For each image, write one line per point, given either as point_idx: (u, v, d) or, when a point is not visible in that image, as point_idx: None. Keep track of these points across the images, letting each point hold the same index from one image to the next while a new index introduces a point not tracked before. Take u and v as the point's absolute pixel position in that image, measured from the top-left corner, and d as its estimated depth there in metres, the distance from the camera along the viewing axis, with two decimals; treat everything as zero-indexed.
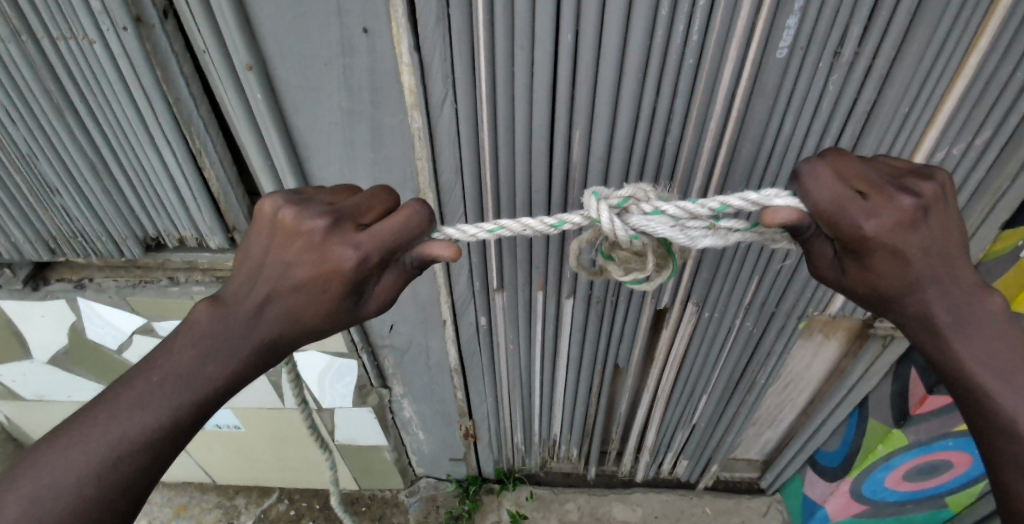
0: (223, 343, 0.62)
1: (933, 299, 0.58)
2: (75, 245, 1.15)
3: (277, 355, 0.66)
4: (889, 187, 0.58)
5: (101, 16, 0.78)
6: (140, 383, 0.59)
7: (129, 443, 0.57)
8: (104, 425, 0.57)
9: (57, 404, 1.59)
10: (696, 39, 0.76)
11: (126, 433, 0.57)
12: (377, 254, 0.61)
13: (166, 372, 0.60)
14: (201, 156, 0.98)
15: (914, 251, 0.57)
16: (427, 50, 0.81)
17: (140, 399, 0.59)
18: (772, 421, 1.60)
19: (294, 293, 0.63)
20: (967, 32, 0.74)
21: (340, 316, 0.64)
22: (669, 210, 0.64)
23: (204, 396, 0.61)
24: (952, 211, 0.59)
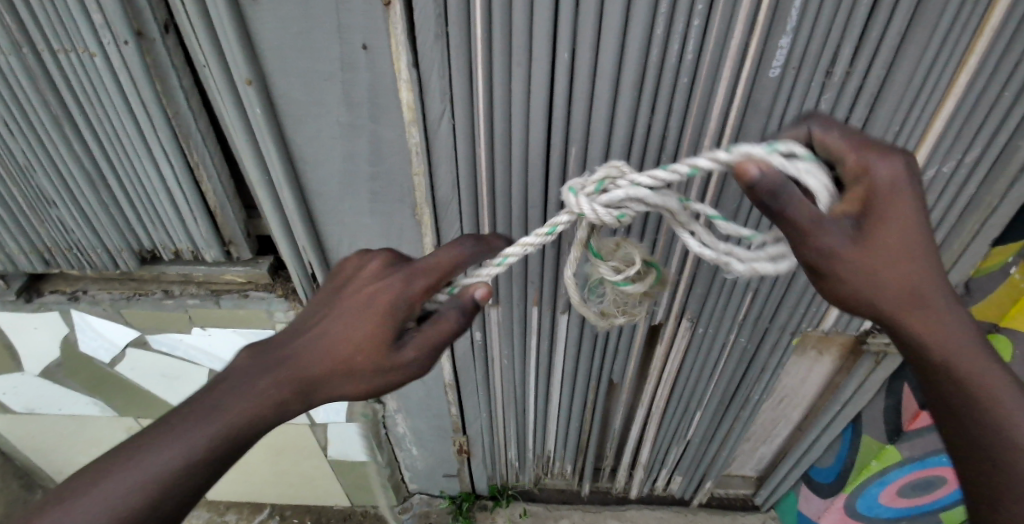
0: (255, 393, 0.64)
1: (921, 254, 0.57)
2: (71, 257, 1.15)
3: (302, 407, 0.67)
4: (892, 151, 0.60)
5: (103, 30, 0.79)
6: (153, 447, 0.59)
7: (146, 478, 0.58)
8: (114, 500, 0.57)
9: (47, 418, 1.57)
10: (690, 59, 0.78)
11: (146, 468, 0.58)
12: (426, 288, 0.66)
13: (184, 438, 0.60)
14: (198, 169, 0.99)
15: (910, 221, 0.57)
16: (426, 66, 0.82)
17: (154, 469, 0.58)
18: (766, 437, 1.59)
19: (337, 332, 0.66)
20: (956, 52, 0.77)
21: (379, 359, 0.65)
22: (657, 176, 0.60)
23: (226, 454, 0.62)
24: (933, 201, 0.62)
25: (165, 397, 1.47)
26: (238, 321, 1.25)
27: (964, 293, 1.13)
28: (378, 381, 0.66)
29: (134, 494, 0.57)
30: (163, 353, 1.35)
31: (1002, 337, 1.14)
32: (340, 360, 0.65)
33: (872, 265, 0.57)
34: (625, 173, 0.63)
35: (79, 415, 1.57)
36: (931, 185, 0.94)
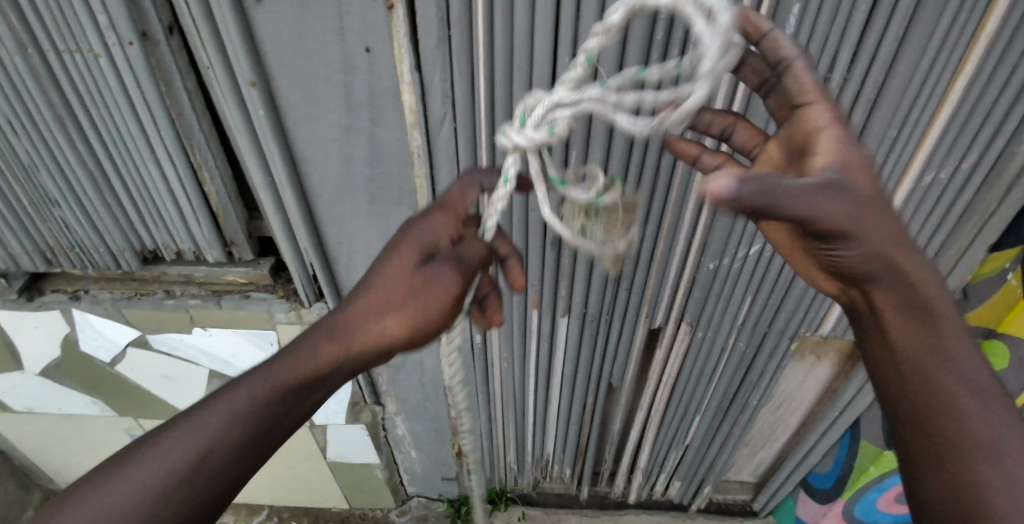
0: (293, 356, 0.65)
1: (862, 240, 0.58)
2: (73, 256, 1.15)
3: (341, 365, 0.66)
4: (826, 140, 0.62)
5: (108, 31, 0.79)
6: (190, 420, 0.59)
7: (199, 442, 0.57)
8: (151, 478, 0.55)
9: (46, 417, 1.57)
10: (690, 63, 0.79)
11: (199, 433, 0.58)
12: (450, 219, 0.70)
13: (220, 406, 0.60)
14: (201, 169, 0.99)
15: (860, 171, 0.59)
16: (428, 69, 0.83)
17: (192, 440, 0.57)
18: (765, 442, 1.59)
19: (368, 285, 0.68)
20: (953, 59, 0.77)
21: (412, 291, 0.66)
22: (568, 80, 0.58)
23: (266, 419, 0.61)
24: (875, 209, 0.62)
25: (165, 397, 1.47)
26: (239, 322, 1.25)
27: (963, 298, 1.14)
28: (413, 316, 0.66)
29: (170, 470, 0.56)
30: (163, 353, 1.35)
31: (999, 343, 1.13)
32: (371, 304, 0.67)
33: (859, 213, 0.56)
34: (539, 100, 0.61)
35: (77, 416, 1.57)
36: (928, 191, 0.95)
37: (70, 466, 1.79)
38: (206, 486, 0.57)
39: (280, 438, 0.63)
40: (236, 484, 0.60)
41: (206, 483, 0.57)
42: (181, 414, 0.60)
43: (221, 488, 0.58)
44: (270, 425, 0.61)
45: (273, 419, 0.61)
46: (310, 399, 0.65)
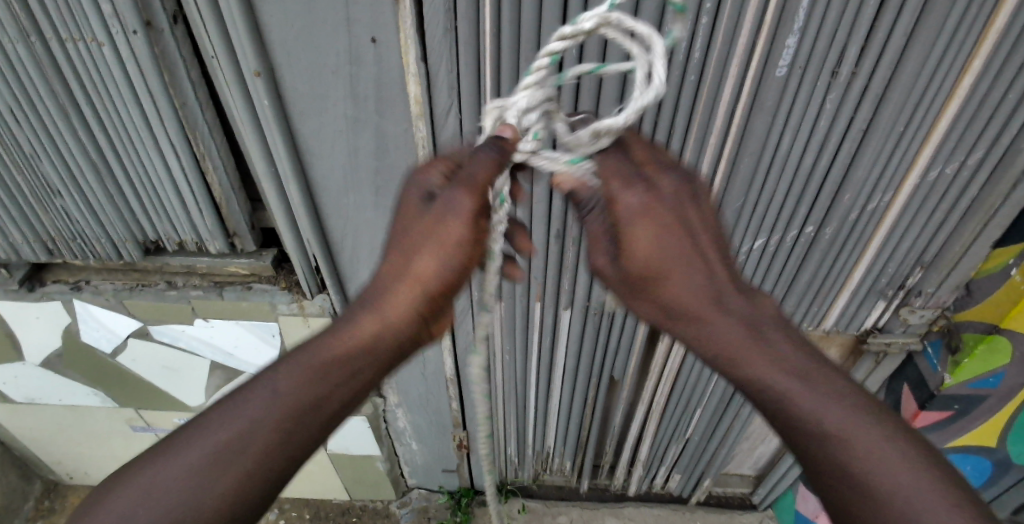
0: (321, 336, 0.65)
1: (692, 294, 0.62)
2: (74, 247, 1.15)
3: (381, 339, 0.64)
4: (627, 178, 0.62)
5: (112, 19, 0.79)
6: (231, 405, 0.60)
7: (233, 432, 0.58)
8: (193, 464, 0.57)
9: (47, 408, 1.57)
10: (698, 55, 0.79)
11: (234, 423, 0.59)
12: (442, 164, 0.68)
13: (261, 388, 0.61)
14: (204, 160, 0.99)
15: (662, 231, 0.61)
16: (434, 61, 0.83)
17: (232, 424, 0.59)
18: (765, 436, 1.58)
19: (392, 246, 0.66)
20: (961, 53, 0.77)
21: (428, 229, 0.63)
22: (530, 84, 0.56)
23: (304, 402, 0.61)
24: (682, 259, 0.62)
25: (167, 389, 1.47)
26: (241, 313, 1.25)
27: (966, 293, 1.15)
28: (436, 258, 0.63)
29: (213, 456, 0.57)
30: (164, 344, 1.35)
31: (1001, 339, 1.11)
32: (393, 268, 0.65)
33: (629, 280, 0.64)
34: (506, 104, 0.60)
35: (78, 407, 1.57)
36: (933, 187, 0.95)
37: (70, 457, 1.79)
38: (249, 473, 0.58)
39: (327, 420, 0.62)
40: (284, 469, 0.60)
41: (250, 471, 0.58)
42: (224, 400, 0.61)
43: (270, 476, 0.59)
44: (308, 409, 0.61)
45: (314, 403, 0.61)
46: (355, 374, 0.63)
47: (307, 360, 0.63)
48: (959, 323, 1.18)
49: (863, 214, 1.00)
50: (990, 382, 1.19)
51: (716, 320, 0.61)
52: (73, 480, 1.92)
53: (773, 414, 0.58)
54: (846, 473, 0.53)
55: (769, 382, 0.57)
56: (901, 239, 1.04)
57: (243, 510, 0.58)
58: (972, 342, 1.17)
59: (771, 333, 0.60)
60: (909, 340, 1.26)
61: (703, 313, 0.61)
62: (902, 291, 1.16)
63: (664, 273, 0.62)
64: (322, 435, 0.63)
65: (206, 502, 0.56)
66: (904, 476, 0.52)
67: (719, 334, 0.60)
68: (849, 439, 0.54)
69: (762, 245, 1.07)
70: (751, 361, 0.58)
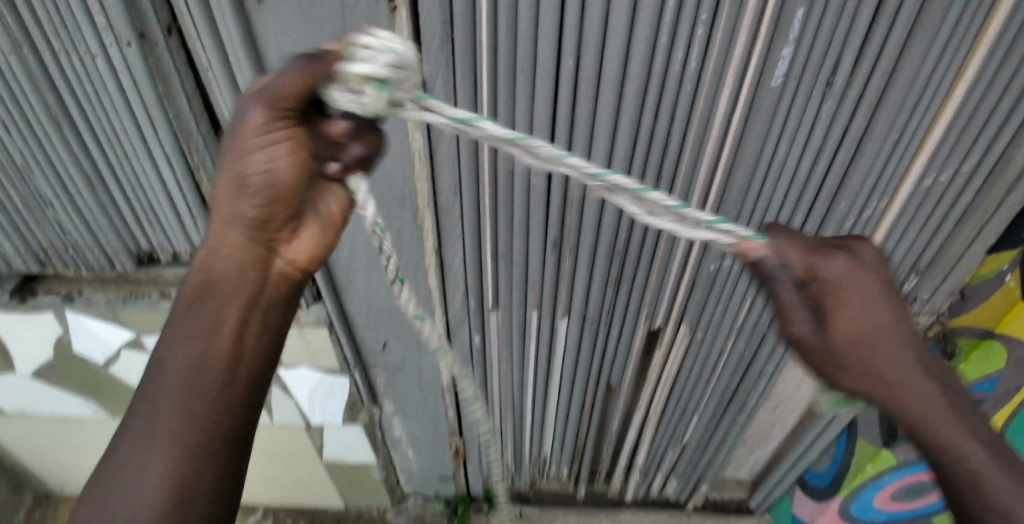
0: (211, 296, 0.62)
1: (892, 369, 0.60)
2: (67, 258, 1.13)
3: (235, 273, 0.62)
4: (829, 248, 0.60)
5: (105, 31, 0.78)
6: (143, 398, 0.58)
7: (138, 412, 0.57)
8: (125, 463, 0.55)
9: (39, 419, 1.56)
10: (694, 67, 0.80)
11: (141, 406, 0.58)
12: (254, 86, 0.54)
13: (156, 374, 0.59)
14: (198, 172, 0.98)
15: (884, 317, 0.59)
16: (430, 71, 0.84)
17: (149, 414, 0.57)
18: (762, 442, 1.57)
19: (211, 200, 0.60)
20: (955, 61, 0.78)
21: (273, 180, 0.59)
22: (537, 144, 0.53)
23: (194, 361, 0.60)
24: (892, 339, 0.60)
25: None
26: None
27: (961, 298, 1.16)
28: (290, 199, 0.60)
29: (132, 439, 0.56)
30: (159, 354, 1.34)
31: (997, 344, 1.15)
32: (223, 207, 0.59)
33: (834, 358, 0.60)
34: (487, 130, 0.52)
35: (72, 418, 1.55)
36: (928, 193, 0.96)
37: (63, 468, 1.77)
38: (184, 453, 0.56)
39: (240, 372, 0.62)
40: (222, 435, 0.59)
41: (183, 450, 0.56)
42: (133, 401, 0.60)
43: (211, 449, 0.58)
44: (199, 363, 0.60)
45: (200, 350, 0.61)
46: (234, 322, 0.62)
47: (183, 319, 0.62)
48: (954, 327, 1.21)
49: (859, 222, 1.01)
50: (985, 387, 1.19)
51: (927, 392, 0.60)
52: (66, 491, 1.90)
53: (960, 498, 0.58)
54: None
55: (967, 457, 0.58)
56: (897, 245, 1.05)
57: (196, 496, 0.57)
58: (967, 347, 1.20)
59: (975, 418, 0.60)
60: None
61: (902, 379, 0.60)
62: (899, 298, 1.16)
63: (875, 347, 0.59)
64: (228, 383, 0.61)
65: (153, 492, 0.54)
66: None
67: (927, 410, 0.59)
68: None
69: None
70: (954, 440, 0.59)
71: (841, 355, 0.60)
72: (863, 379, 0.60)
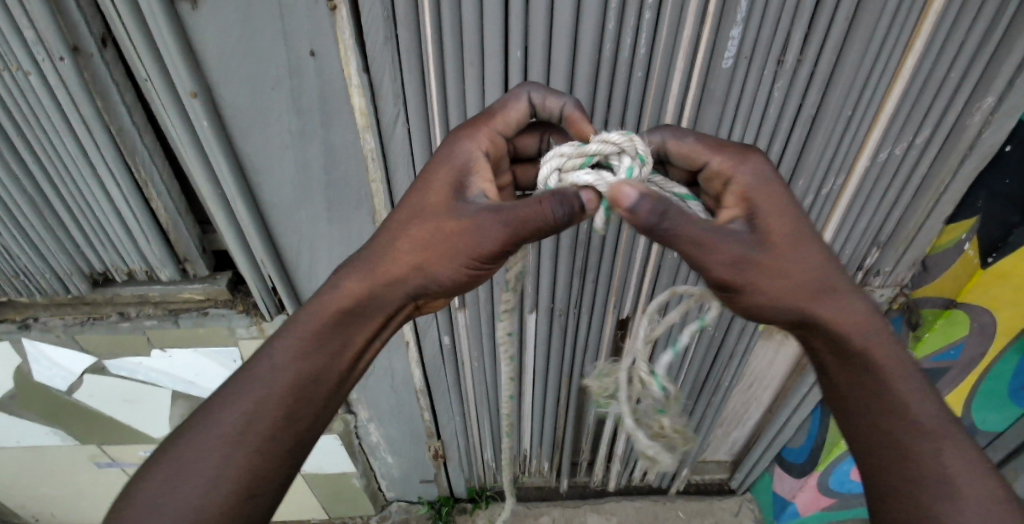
0: (330, 300, 0.69)
1: (800, 266, 0.64)
2: (18, 283, 1.10)
3: (378, 302, 0.70)
4: (730, 148, 0.69)
5: (36, 46, 0.75)
6: (241, 378, 0.66)
7: (248, 403, 0.64)
8: (209, 444, 0.61)
9: (5, 451, 1.52)
10: (644, 52, 0.79)
11: (247, 400, 0.64)
12: (479, 133, 0.70)
13: (264, 360, 0.66)
14: (147, 187, 0.96)
15: (800, 217, 0.65)
16: (377, 70, 0.82)
17: (241, 402, 0.64)
18: (738, 422, 1.59)
19: (392, 223, 0.70)
20: (903, 35, 0.78)
21: (444, 226, 0.66)
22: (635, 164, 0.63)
23: (313, 362, 0.68)
24: (802, 242, 0.64)
25: (133, 422, 1.43)
26: (199, 339, 1.22)
27: (924, 269, 1.18)
28: (442, 256, 0.66)
29: (227, 435, 0.62)
30: (122, 378, 1.32)
31: (960, 312, 1.14)
32: (400, 241, 0.69)
33: (758, 262, 0.62)
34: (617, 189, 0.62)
35: (38, 448, 1.52)
36: (884, 167, 0.96)
37: (34, 498, 1.74)
38: (262, 446, 0.63)
39: (334, 382, 0.69)
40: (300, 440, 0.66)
41: (259, 447, 0.63)
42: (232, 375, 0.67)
43: (286, 448, 0.65)
44: (318, 375, 0.68)
45: (321, 367, 0.68)
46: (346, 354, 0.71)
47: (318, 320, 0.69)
48: (919, 300, 1.22)
49: (819, 199, 1.01)
50: (951, 354, 1.22)
51: (846, 300, 0.65)
52: (40, 522, 1.86)
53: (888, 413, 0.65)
54: (933, 465, 0.62)
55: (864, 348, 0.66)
56: (858, 220, 1.05)
57: (264, 488, 0.63)
58: (931, 318, 1.21)
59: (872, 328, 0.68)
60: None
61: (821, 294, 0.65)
62: (862, 271, 1.17)
63: (799, 251, 0.64)
64: (325, 402, 0.69)
65: (219, 487, 0.60)
66: (976, 472, 0.62)
67: (844, 313, 0.66)
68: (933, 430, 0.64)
69: None
70: (869, 346, 0.66)
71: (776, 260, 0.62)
72: (769, 281, 0.63)
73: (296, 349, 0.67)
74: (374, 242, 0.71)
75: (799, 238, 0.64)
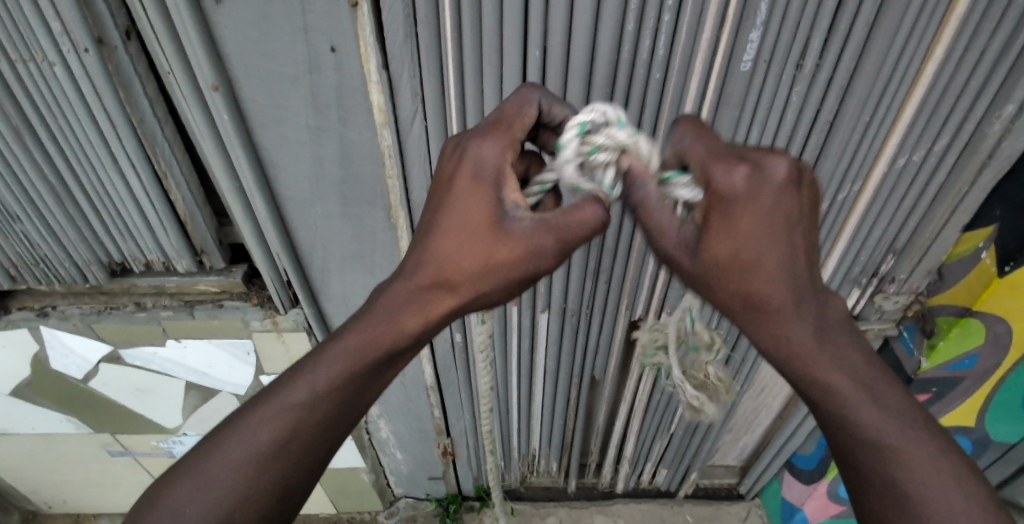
0: (378, 326, 0.65)
1: (748, 284, 0.59)
2: (38, 271, 1.12)
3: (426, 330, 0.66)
4: (726, 152, 0.59)
5: (62, 38, 0.77)
6: (277, 404, 0.62)
7: (286, 425, 0.62)
8: (243, 459, 0.60)
9: (20, 437, 1.54)
10: (662, 53, 0.79)
11: (283, 421, 0.61)
12: (509, 148, 0.64)
13: (302, 386, 0.62)
14: (166, 179, 0.97)
15: (764, 240, 0.57)
16: (395, 67, 0.82)
17: (277, 423, 0.61)
18: (748, 427, 1.58)
19: (439, 239, 0.65)
20: (925, 41, 0.77)
21: (497, 250, 0.62)
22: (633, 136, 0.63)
23: (353, 388, 0.64)
24: (753, 264, 0.58)
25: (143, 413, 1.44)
26: (214, 331, 1.23)
27: (939, 278, 1.16)
28: (496, 279, 0.63)
29: (261, 453, 0.61)
30: (136, 368, 1.33)
31: (976, 321, 1.15)
32: (452, 263, 0.64)
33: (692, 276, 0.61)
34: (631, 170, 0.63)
35: (53, 435, 1.54)
36: (902, 173, 0.96)
37: (48, 485, 1.76)
38: (295, 465, 0.62)
39: (375, 396, 0.68)
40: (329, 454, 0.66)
41: (297, 462, 0.62)
42: (268, 388, 0.65)
43: (315, 461, 0.64)
44: (356, 400, 0.65)
45: (360, 393, 0.65)
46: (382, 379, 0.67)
47: (351, 338, 0.65)
48: (932, 308, 1.20)
49: (833, 204, 1.00)
50: (965, 363, 1.21)
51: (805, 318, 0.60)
52: (53, 508, 1.88)
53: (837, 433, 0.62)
54: (884, 477, 0.59)
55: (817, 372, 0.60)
56: (874, 226, 1.05)
57: (295, 497, 0.64)
58: (946, 326, 1.21)
59: (850, 354, 0.61)
60: (885, 326, 1.28)
61: (781, 313, 0.60)
62: (876, 278, 1.16)
63: (746, 276, 0.59)
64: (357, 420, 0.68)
65: (252, 500, 0.60)
66: (946, 488, 0.58)
67: (791, 337, 0.60)
68: (894, 446, 0.59)
69: None
70: (821, 376, 0.60)
71: (713, 277, 0.60)
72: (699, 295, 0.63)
73: (333, 376, 0.63)
74: (415, 259, 0.66)
75: (754, 257, 0.58)
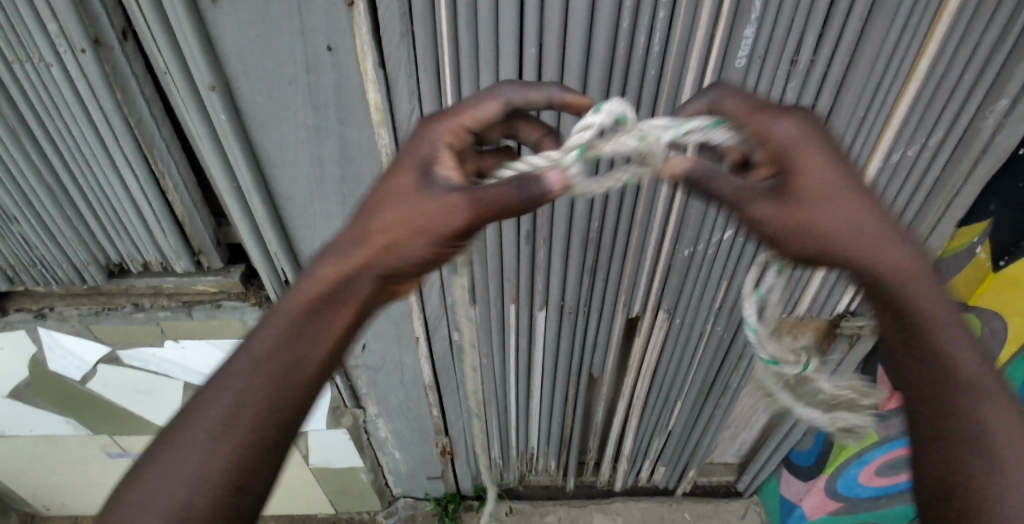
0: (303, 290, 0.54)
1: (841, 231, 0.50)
2: (36, 273, 1.12)
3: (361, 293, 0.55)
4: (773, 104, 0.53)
5: (59, 38, 0.77)
6: (207, 392, 0.50)
7: (221, 407, 0.48)
8: (186, 451, 0.47)
9: (18, 439, 1.54)
10: (658, 51, 0.80)
11: (218, 404, 0.49)
12: (449, 131, 0.57)
13: (235, 363, 0.51)
14: (164, 180, 0.97)
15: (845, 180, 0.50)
16: (392, 66, 0.83)
17: (214, 407, 0.49)
18: (747, 424, 1.58)
19: (366, 206, 0.56)
20: (917, 36, 0.78)
21: (414, 212, 0.53)
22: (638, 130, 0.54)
23: (292, 360, 0.52)
24: (845, 205, 0.50)
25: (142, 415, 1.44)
26: (213, 331, 1.23)
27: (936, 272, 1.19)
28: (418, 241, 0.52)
29: (203, 441, 0.47)
30: (134, 369, 1.33)
31: (973, 316, 1.15)
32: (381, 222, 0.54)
33: (793, 225, 0.50)
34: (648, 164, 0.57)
35: (51, 437, 1.54)
36: (897, 169, 0.96)
37: (46, 487, 1.76)
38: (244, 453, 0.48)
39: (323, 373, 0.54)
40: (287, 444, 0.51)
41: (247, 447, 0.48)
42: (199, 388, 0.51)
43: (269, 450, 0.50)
44: (296, 373, 0.51)
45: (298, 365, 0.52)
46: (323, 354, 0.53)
47: (280, 319, 0.52)
48: None
49: None
50: None
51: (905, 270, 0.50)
52: (52, 511, 1.88)
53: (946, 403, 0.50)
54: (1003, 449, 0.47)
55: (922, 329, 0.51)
56: None
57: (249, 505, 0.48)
58: None
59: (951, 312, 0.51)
60: None
61: (878, 260, 0.50)
62: None
63: (841, 216, 0.50)
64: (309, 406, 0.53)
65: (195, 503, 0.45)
66: None
67: (902, 289, 0.50)
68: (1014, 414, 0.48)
69: (731, 236, 1.01)
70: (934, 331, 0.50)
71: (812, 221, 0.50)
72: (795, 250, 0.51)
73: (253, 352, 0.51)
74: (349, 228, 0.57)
75: (840, 199, 0.50)
